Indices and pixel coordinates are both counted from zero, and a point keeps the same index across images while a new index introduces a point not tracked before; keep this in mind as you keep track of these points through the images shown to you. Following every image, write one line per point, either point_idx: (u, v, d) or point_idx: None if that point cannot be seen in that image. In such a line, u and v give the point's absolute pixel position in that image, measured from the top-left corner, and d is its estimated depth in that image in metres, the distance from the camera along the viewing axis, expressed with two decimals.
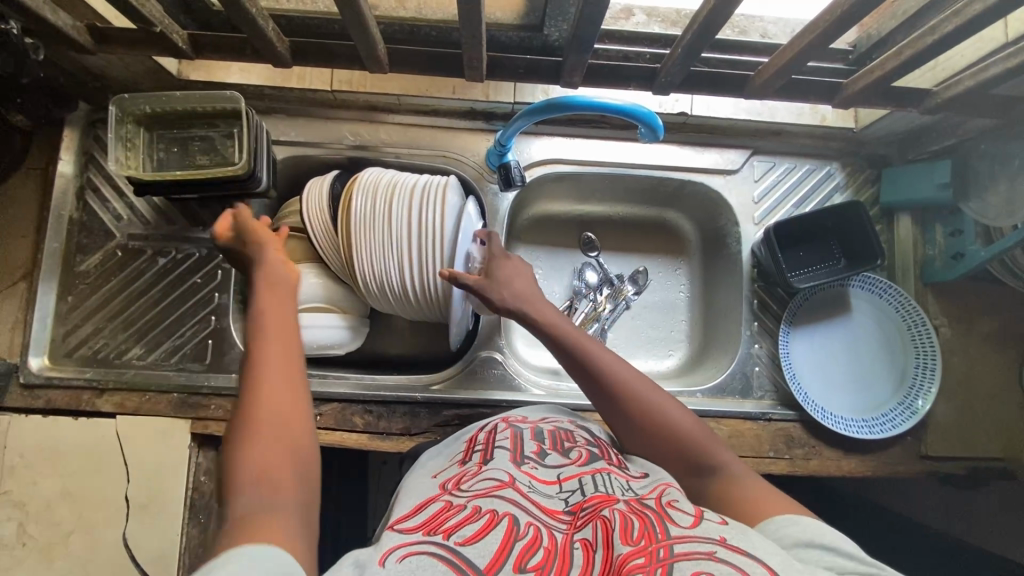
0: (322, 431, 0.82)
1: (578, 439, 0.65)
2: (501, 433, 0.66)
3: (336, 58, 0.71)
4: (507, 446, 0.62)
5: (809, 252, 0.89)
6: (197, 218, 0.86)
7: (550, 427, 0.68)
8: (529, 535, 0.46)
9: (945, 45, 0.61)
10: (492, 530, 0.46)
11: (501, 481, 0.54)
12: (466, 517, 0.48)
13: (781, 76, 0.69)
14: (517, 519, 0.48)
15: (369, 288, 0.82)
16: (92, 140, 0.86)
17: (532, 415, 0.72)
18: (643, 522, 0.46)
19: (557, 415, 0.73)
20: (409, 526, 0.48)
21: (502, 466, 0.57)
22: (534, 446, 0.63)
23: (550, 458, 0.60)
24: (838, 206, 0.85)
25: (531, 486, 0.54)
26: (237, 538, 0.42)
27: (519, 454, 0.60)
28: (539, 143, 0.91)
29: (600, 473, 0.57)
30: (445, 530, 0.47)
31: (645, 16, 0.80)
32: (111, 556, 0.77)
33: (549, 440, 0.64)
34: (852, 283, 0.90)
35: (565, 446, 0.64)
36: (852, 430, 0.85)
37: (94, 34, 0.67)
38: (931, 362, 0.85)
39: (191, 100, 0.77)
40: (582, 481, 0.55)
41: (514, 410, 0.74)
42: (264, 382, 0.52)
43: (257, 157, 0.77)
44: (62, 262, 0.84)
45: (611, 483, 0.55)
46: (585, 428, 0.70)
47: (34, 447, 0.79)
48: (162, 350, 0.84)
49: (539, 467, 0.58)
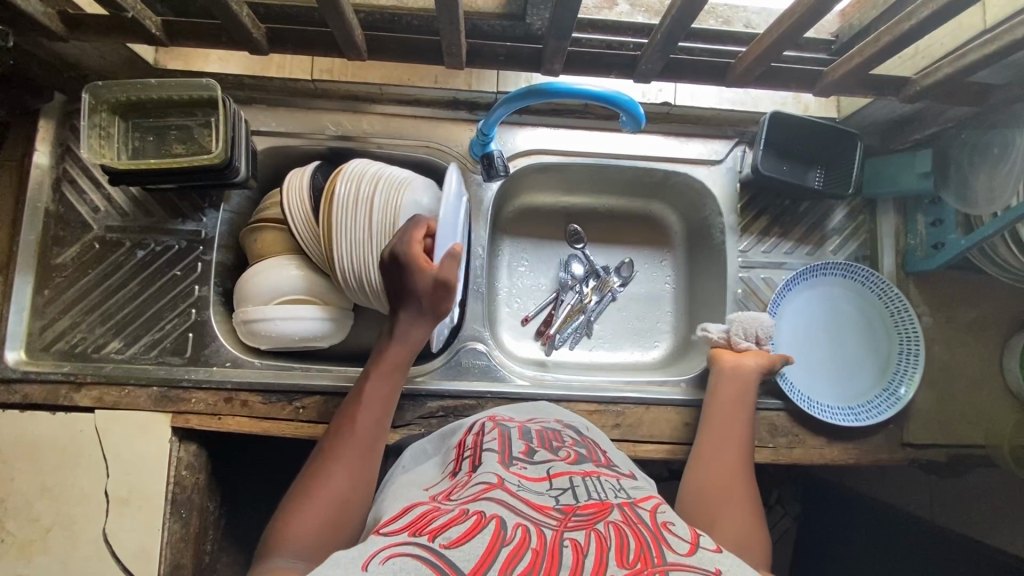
0: (306, 424, 0.82)
1: (567, 440, 0.66)
2: (489, 434, 0.66)
3: (313, 45, 0.71)
4: (496, 447, 0.62)
5: (793, 166, 0.89)
6: (175, 210, 0.85)
7: (538, 428, 0.69)
8: (516, 538, 0.45)
9: (922, 31, 0.61)
10: (478, 533, 0.46)
11: (490, 483, 0.54)
12: (452, 520, 0.48)
13: (761, 63, 0.69)
14: (504, 522, 0.47)
15: (348, 280, 0.81)
16: (67, 131, 0.84)
17: (519, 416, 0.74)
18: (638, 542, 0.46)
19: (544, 416, 0.74)
20: (394, 529, 0.48)
21: (491, 469, 0.57)
22: (522, 446, 0.63)
23: (539, 456, 0.61)
24: (838, 131, 0.85)
25: (519, 485, 0.54)
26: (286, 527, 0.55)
27: (507, 455, 0.60)
28: (523, 133, 0.90)
29: (590, 475, 0.57)
30: (431, 532, 0.46)
31: (629, 5, 0.78)
32: (91, 552, 0.77)
33: (537, 440, 0.65)
34: (840, 272, 0.90)
35: (553, 445, 0.64)
36: (837, 415, 0.86)
37: (65, 21, 0.66)
38: (914, 349, 0.86)
39: (166, 88, 0.75)
40: (573, 481, 0.55)
41: (501, 411, 0.76)
42: (362, 432, 0.64)
43: (234, 145, 0.76)
44: (38, 255, 0.83)
45: (601, 485, 0.56)
46: (572, 428, 0.71)
47: (12, 443, 0.78)
48: (141, 343, 0.83)
49: (528, 466, 0.58)
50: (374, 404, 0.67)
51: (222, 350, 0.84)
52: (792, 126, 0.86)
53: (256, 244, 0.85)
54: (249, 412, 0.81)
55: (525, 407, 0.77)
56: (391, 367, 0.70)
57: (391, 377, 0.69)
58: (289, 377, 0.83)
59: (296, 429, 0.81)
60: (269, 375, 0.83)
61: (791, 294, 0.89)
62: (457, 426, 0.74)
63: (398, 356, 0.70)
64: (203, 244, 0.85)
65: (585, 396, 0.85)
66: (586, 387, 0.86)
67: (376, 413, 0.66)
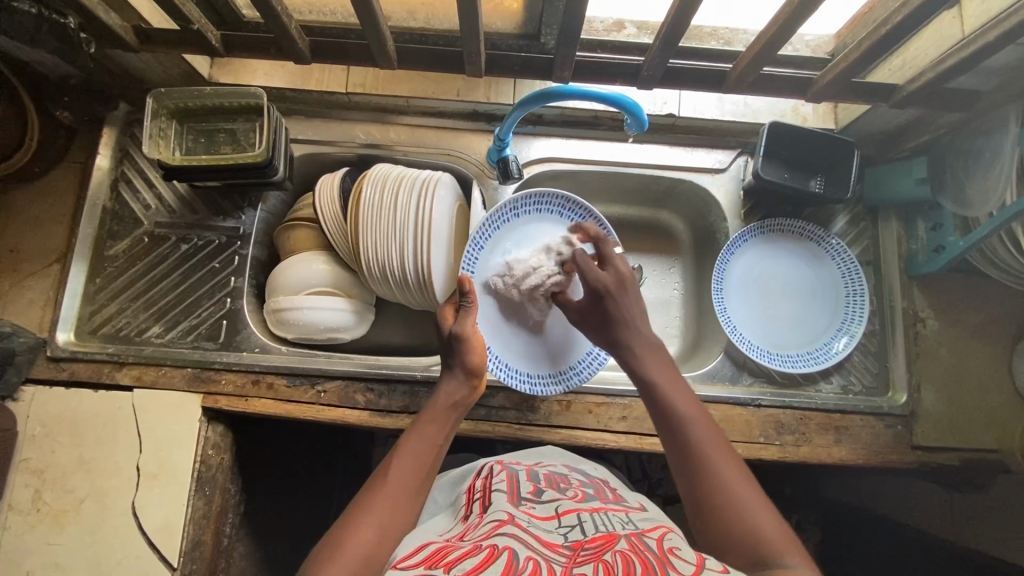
0: (326, 407, 0.86)
1: (573, 483, 0.70)
2: (497, 476, 0.70)
3: (350, 55, 0.79)
4: (504, 488, 0.66)
5: (794, 173, 0.92)
6: (218, 208, 0.93)
7: (545, 472, 0.73)
8: (527, 568, 0.47)
9: (898, 35, 0.67)
10: (491, 563, 0.47)
11: (501, 520, 0.56)
12: (466, 553, 0.50)
13: (753, 69, 0.75)
14: (516, 554, 0.49)
15: (371, 271, 0.87)
16: (127, 137, 0.94)
17: (527, 462, 0.78)
18: (644, 565, 0.47)
19: (551, 461, 0.81)
20: (411, 564, 0.50)
21: (501, 507, 0.60)
22: (530, 488, 0.66)
23: (546, 497, 0.64)
24: (836, 139, 0.89)
25: (529, 522, 0.57)
26: (335, 550, 0.55)
27: (516, 496, 0.63)
28: (537, 143, 0.97)
29: (597, 511, 0.60)
30: (446, 565, 0.48)
31: (636, 28, 0.87)
32: (118, 524, 0.81)
33: (544, 482, 0.69)
34: (754, 235, 0.95)
35: (561, 487, 0.68)
36: (789, 365, 0.90)
37: (138, 34, 0.75)
38: (850, 262, 0.93)
39: (218, 96, 0.85)
40: (581, 519, 0.58)
41: (509, 456, 0.81)
42: (412, 468, 0.64)
43: (275, 146, 0.84)
44: (93, 246, 0.91)
45: (609, 520, 0.58)
46: (578, 472, 0.76)
47: (56, 417, 0.84)
48: (179, 328, 0.89)
49: (536, 506, 0.61)
50: (424, 448, 0.67)
51: (252, 336, 0.90)
52: (790, 137, 0.90)
53: (289, 240, 0.92)
54: (275, 395, 0.86)
55: (530, 454, 0.84)
56: (441, 419, 0.70)
57: (441, 428, 0.70)
58: (312, 362, 0.88)
59: (316, 411, 0.86)
60: (295, 360, 0.89)
61: (739, 251, 0.96)
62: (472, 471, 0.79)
63: (447, 408, 0.71)
64: (241, 240, 0.93)
65: (593, 389, 0.88)
66: (593, 381, 0.90)
67: (417, 459, 0.65)
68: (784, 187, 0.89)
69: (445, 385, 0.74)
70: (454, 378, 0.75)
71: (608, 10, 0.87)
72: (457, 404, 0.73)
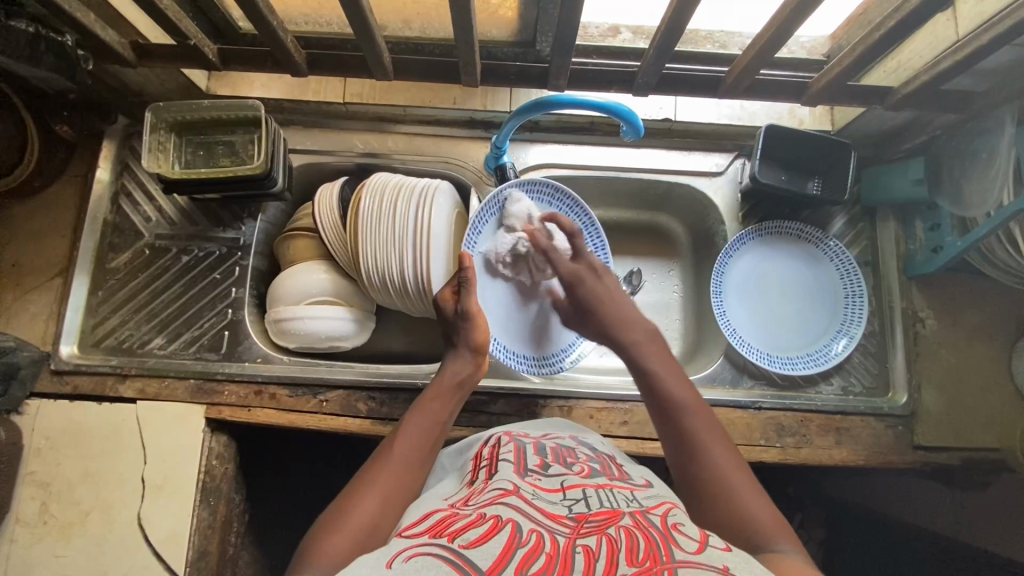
0: (328, 416, 0.87)
1: (580, 456, 0.68)
2: (505, 447, 0.69)
3: (346, 67, 0.79)
4: (511, 459, 0.64)
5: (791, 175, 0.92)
6: (217, 219, 0.94)
7: (552, 445, 0.71)
8: (530, 541, 0.46)
9: (892, 39, 0.67)
10: (494, 535, 0.47)
11: (506, 490, 0.56)
12: (470, 523, 0.50)
13: (747, 75, 0.75)
14: (519, 526, 0.48)
15: (371, 279, 0.87)
16: (127, 150, 0.94)
17: (535, 432, 0.76)
18: (648, 542, 0.46)
19: (558, 432, 0.77)
20: (415, 532, 0.50)
21: (507, 477, 0.59)
22: (537, 460, 0.65)
23: (553, 470, 0.62)
24: (832, 140, 0.89)
25: (535, 494, 0.56)
26: (338, 519, 0.56)
27: (522, 467, 0.62)
28: (534, 149, 0.97)
29: (603, 487, 0.58)
30: (450, 534, 0.48)
31: (631, 34, 0.88)
32: (124, 535, 0.82)
33: (551, 455, 0.67)
34: (755, 235, 0.96)
35: (567, 460, 0.66)
36: (788, 367, 0.91)
37: (136, 50, 0.76)
38: (847, 262, 0.93)
39: (215, 108, 0.85)
40: (586, 492, 0.56)
41: (516, 428, 0.78)
42: (412, 441, 0.66)
43: (273, 158, 0.85)
44: (95, 259, 0.92)
45: (614, 496, 0.56)
46: (586, 444, 0.73)
47: (60, 429, 0.84)
48: (181, 339, 0.90)
49: (543, 478, 0.60)
50: (425, 425, 0.69)
51: (254, 346, 0.90)
52: (789, 140, 0.90)
53: (289, 251, 0.93)
54: (277, 404, 0.87)
55: (539, 424, 0.80)
56: (441, 397, 0.73)
57: (442, 406, 0.72)
58: (313, 372, 0.89)
59: (318, 420, 0.86)
60: (296, 370, 0.89)
61: (738, 253, 0.96)
62: (478, 437, 0.77)
63: (447, 387, 0.74)
64: (241, 250, 0.93)
65: (594, 394, 0.89)
66: (594, 386, 0.90)
67: (418, 436, 0.67)
68: (782, 189, 0.90)
69: (447, 366, 0.77)
70: (457, 358, 0.78)
71: (602, 16, 0.87)
72: (459, 384, 0.75)
